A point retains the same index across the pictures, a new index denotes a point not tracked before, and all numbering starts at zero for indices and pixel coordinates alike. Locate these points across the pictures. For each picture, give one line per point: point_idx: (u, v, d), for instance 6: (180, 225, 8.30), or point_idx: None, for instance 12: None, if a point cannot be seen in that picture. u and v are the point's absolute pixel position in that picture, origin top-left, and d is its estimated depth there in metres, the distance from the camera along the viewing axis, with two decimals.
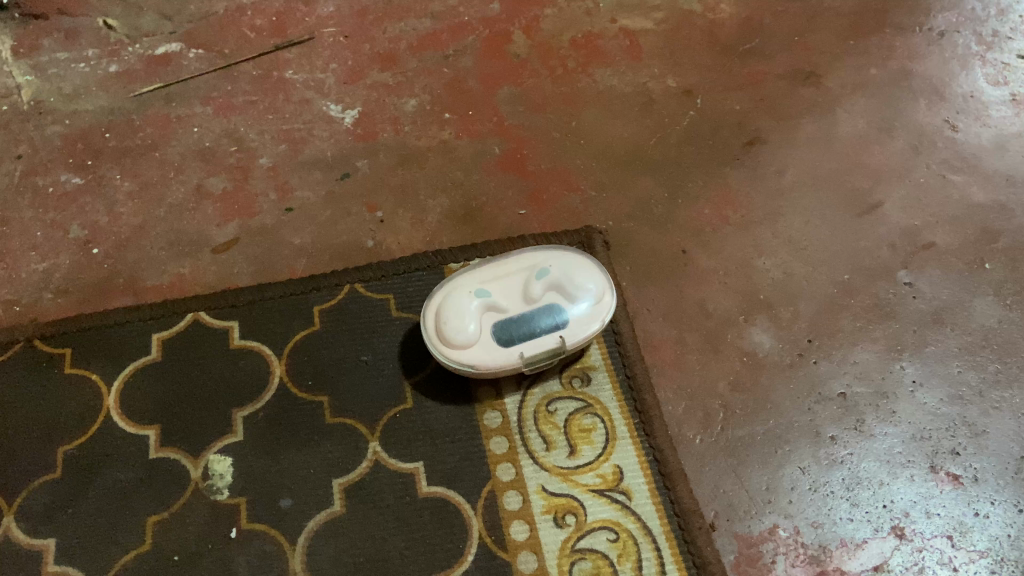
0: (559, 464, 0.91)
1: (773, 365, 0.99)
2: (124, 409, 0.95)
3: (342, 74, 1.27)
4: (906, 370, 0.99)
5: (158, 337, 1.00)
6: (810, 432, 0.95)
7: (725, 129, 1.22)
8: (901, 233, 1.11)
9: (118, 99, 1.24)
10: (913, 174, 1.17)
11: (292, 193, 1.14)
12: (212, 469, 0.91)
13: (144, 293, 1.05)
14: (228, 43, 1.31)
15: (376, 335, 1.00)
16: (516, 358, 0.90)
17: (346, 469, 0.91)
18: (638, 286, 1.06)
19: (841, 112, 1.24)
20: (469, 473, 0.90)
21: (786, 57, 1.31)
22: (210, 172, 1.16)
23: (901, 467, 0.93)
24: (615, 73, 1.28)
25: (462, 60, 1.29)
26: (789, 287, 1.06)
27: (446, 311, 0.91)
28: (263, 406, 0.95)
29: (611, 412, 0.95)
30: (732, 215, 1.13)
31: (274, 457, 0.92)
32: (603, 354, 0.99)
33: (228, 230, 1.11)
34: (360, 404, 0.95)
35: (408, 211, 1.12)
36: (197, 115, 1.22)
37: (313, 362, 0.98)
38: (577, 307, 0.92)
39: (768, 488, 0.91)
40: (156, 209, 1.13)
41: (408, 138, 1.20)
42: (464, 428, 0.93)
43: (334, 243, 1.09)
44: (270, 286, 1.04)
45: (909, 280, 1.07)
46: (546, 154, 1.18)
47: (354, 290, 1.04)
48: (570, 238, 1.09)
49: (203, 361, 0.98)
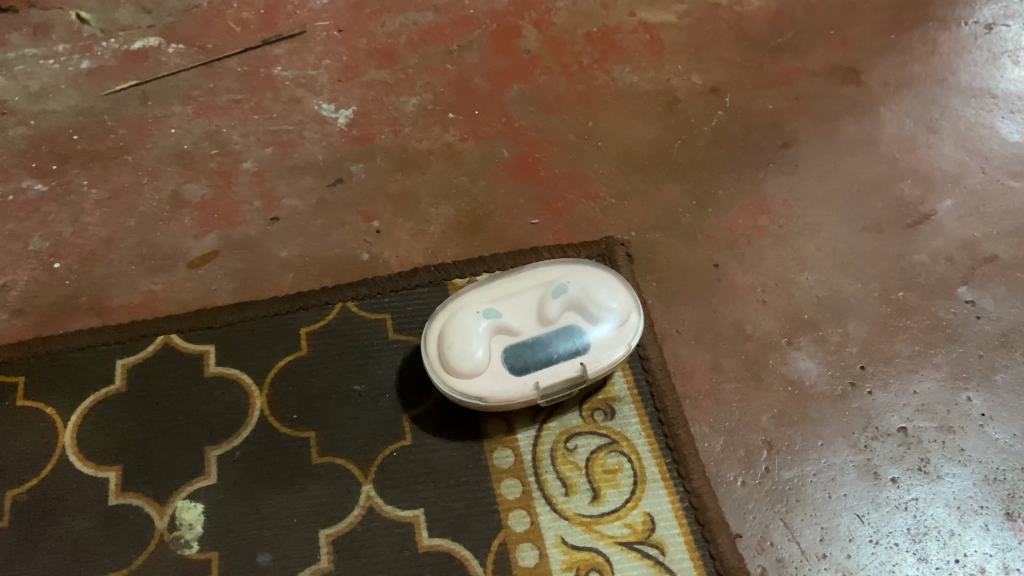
0: (581, 512, 0.79)
1: (822, 396, 0.88)
2: (82, 448, 0.83)
3: (336, 71, 1.16)
4: (974, 402, 0.87)
5: (124, 363, 0.89)
6: (867, 473, 0.83)
7: (758, 129, 1.10)
8: (959, 245, 0.99)
9: (90, 98, 1.13)
10: (967, 180, 1.05)
11: (279, 201, 1.03)
12: (180, 518, 0.79)
13: (111, 312, 0.93)
14: (211, 37, 1.19)
15: (372, 360, 0.88)
16: (531, 388, 0.78)
17: (335, 518, 0.79)
18: (666, 304, 0.94)
19: (884, 112, 1.13)
20: (477, 523, 0.78)
21: (822, 53, 1.19)
22: (188, 177, 1.05)
23: (972, 514, 0.81)
24: (635, 70, 1.17)
25: (468, 56, 1.17)
26: (836, 306, 0.94)
27: (450, 334, 0.79)
28: (241, 443, 0.83)
29: (640, 451, 0.83)
30: (770, 224, 1.01)
31: (252, 504, 0.80)
32: (630, 383, 0.87)
33: (207, 242, 0.99)
34: (353, 441, 0.83)
35: (408, 221, 1.01)
36: (176, 115, 1.11)
37: (299, 393, 0.86)
38: (600, 329, 0.80)
39: (822, 540, 0.79)
40: (127, 219, 1.01)
41: (409, 141, 1.08)
42: (472, 469, 0.81)
43: (325, 257, 0.98)
44: (252, 305, 0.92)
45: (971, 297, 0.95)
46: (562, 158, 1.07)
47: (347, 310, 0.92)
48: (589, 250, 0.98)
49: (176, 392, 0.87)
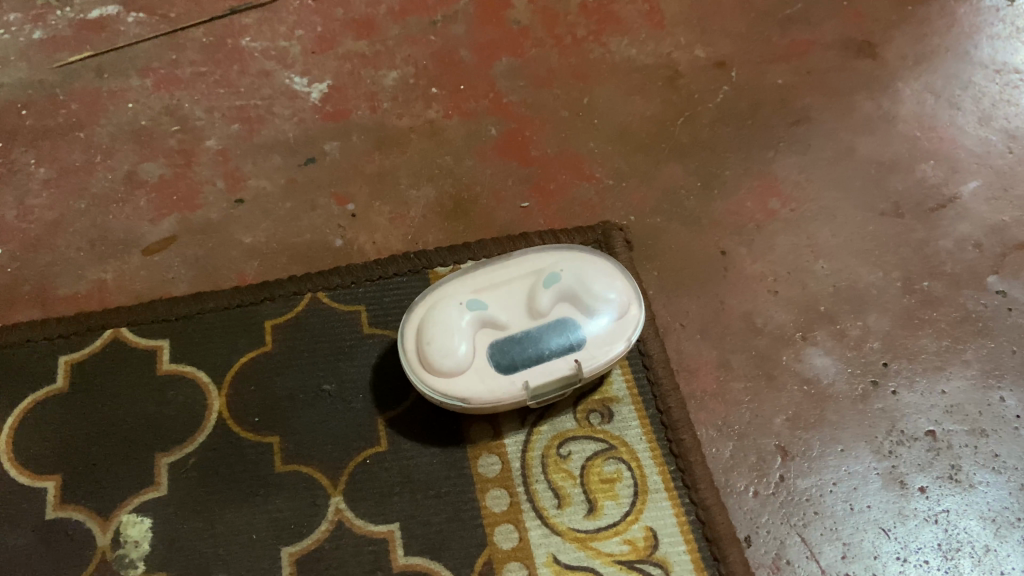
0: (575, 527, 0.71)
1: (840, 396, 0.79)
2: (17, 454, 0.74)
3: (309, 43, 1.06)
4: (1007, 402, 0.79)
5: (67, 359, 0.80)
6: (893, 482, 0.75)
7: (767, 106, 1.02)
8: (987, 231, 0.91)
9: (40, 71, 1.04)
10: (994, 160, 0.97)
11: (245, 181, 0.94)
12: (125, 534, 0.70)
13: (55, 304, 0.84)
14: (174, 5, 1.10)
15: (343, 357, 0.80)
16: (520, 389, 0.70)
17: (299, 534, 0.70)
18: (669, 294, 0.86)
19: (903, 87, 1.04)
20: (458, 539, 0.70)
21: (835, 25, 1.10)
22: (145, 156, 0.96)
23: (1009, 528, 0.73)
24: (633, 42, 1.08)
25: (453, 27, 1.08)
26: (855, 297, 0.86)
27: (430, 328, 0.70)
28: (195, 450, 0.74)
29: (641, 458, 0.74)
30: (781, 208, 0.93)
31: (207, 519, 0.71)
32: (629, 383, 0.78)
33: (164, 227, 0.90)
34: (321, 447, 0.74)
35: (386, 204, 0.92)
36: (134, 89, 1.02)
37: (262, 393, 0.77)
38: (596, 323, 0.72)
39: (844, 558, 0.71)
40: (77, 201, 0.92)
41: (387, 118, 1.00)
42: (454, 479, 0.73)
43: (294, 243, 0.89)
44: (211, 296, 0.83)
45: (1002, 287, 0.87)
46: (554, 137, 0.98)
47: (317, 301, 0.83)
48: (584, 236, 0.89)
49: (124, 392, 0.78)
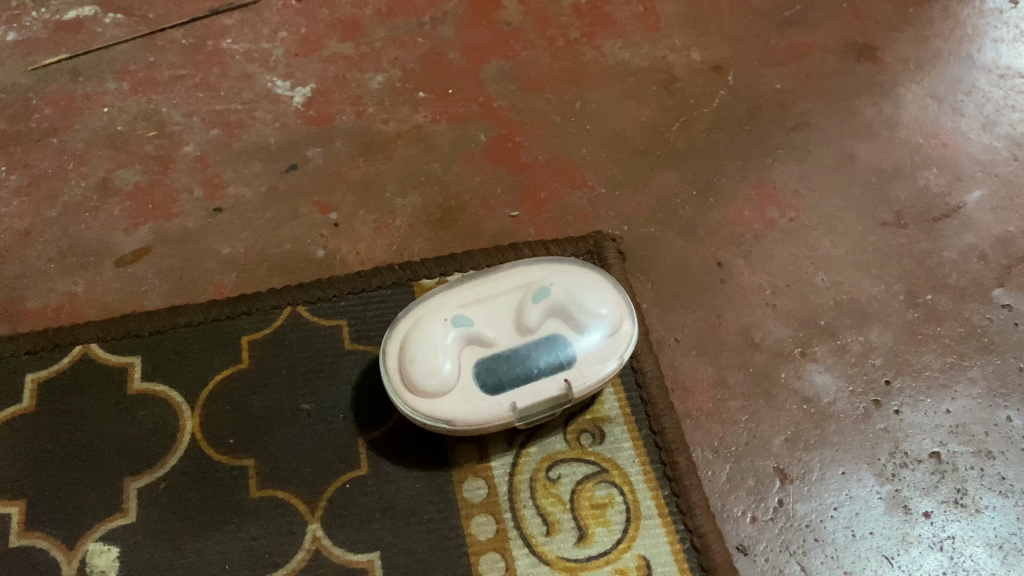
0: (564, 556, 0.67)
1: (841, 416, 0.76)
2: None
3: (293, 45, 1.03)
4: (1014, 422, 0.76)
5: (34, 377, 0.76)
6: (897, 507, 0.72)
7: (764, 111, 0.99)
8: (993, 241, 0.88)
9: (14, 74, 1.00)
10: (998, 168, 0.94)
11: (224, 189, 0.90)
12: (91, 564, 0.67)
13: (23, 318, 0.81)
14: (154, 6, 1.06)
15: (323, 375, 0.76)
16: (507, 410, 0.66)
17: (274, 564, 0.67)
18: (663, 308, 0.82)
19: (904, 92, 1.01)
20: (441, 569, 0.67)
21: (835, 27, 1.07)
22: (120, 163, 0.92)
23: (1016, 555, 0.70)
24: (627, 44, 1.04)
25: (442, 29, 1.05)
26: (856, 311, 0.83)
27: (413, 345, 0.66)
28: (167, 474, 0.71)
29: (634, 482, 0.71)
30: (780, 217, 0.90)
31: (177, 547, 0.68)
32: (622, 403, 0.75)
33: (138, 237, 0.87)
34: (298, 471, 0.71)
35: (370, 213, 0.89)
36: (111, 93, 0.98)
37: (237, 414, 0.74)
38: (587, 339, 0.69)
39: None
40: (48, 209, 0.89)
41: (373, 122, 0.96)
42: (439, 504, 0.70)
43: (274, 254, 0.86)
44: (186, 310, 0.80)
45: (1008, 300, 0.84)
46: (545, 143, 0.95)
47: (296, 316, 0.80)
48: (575, 247, 0.86)
49: (92, 412, 0.74)
